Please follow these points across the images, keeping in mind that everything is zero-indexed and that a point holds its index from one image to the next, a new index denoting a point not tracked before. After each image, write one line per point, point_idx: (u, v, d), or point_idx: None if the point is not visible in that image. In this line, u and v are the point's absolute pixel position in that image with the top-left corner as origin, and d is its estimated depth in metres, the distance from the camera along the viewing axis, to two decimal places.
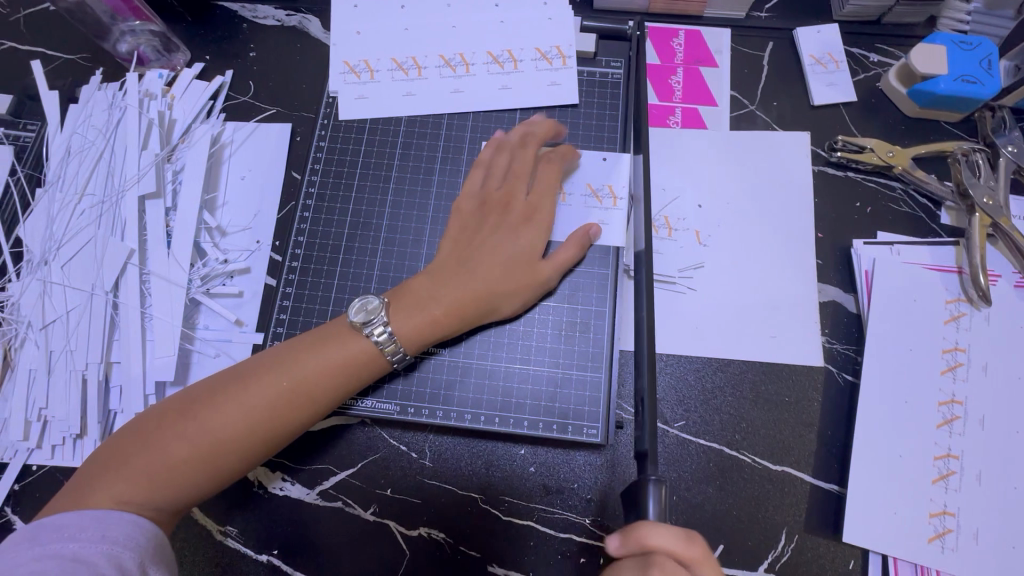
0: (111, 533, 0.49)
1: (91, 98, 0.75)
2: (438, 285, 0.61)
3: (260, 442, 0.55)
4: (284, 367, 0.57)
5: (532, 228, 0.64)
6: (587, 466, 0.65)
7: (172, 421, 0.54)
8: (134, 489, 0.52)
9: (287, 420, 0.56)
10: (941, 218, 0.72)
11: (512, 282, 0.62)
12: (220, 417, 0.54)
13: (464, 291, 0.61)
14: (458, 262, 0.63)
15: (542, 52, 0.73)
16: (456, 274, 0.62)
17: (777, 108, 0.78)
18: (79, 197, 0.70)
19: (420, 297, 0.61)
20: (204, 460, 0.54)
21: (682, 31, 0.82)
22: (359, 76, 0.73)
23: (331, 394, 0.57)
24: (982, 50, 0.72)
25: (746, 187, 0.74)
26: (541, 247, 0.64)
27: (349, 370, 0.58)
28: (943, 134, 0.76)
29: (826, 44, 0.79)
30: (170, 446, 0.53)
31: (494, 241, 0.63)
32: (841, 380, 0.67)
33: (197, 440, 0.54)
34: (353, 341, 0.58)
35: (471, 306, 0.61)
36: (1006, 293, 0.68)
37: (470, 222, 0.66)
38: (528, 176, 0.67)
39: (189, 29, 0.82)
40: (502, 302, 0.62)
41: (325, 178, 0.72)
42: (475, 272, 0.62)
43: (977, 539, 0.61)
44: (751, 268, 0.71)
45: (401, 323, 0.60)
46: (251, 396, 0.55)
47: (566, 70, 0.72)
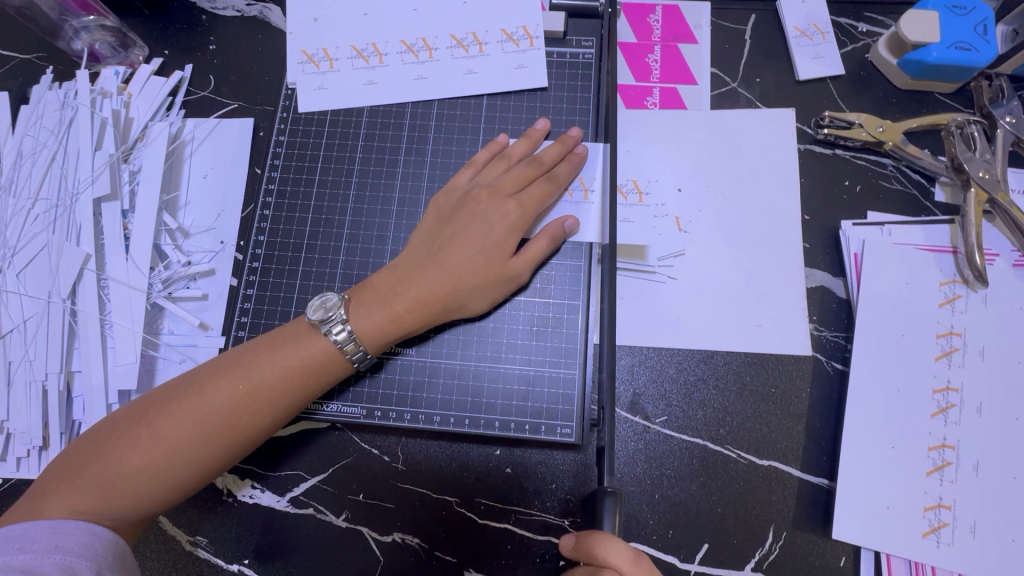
0: (64, 543, 0.47)
1: (43, 98, 0.72)
2: (401, 280, 0.59)
3: (222, 449, 0.53)
4: (243, 370, 0.54)
5: (501, 217, 0.60)
6: (564, 465, 0.63)
7: (126, 430, 0.52)
8: (88, 500, 0.50)
9: (248, 425, 0.54)
10: (935, 195, 0.69)
11: (480, 277, 0.59)
12: (177, 423, 0.52)
13: (428, 287, 0.58)
14: (423, 256, 0.60)
15: (508, 33, 0.69)
16: (420, 268, 0.59)
17: (761, 85, 0.74)
18: (32, 202, 0.68)
19: (382, 293, 0.58)
20: (162, 470, 0.51)
21: (659, 6, 0.77)
22: (317, 65, 0.70)
23: (293, 396, 0.55)
24: (976, 15, 0.67)
25: (729, 169, 0.71)
26: (512, 238, 0.60)
27: (312, 371, 0.56)
28: (936, 107, 0.72)
29: (811, 15, 0.75)
30: (124, 456, 0.51)
31: (461, 233, 0.60)
32: (830, 369, 0.64)
33: (152, 448, 0.51)
34: (314, 341, 0.56)
35: (436, 301, 0.58)
36: (1004, 272, 0.64)
37: (435, 217, 0.62)
38: (495, 168, 0.64)
39: (145, 23, 0.79)
40: (470, 298, 0.59)
41: (285, 174, 0.69)
42: (440, 266, 0.59)
43: (974, 532, 0.58)
44: (734, 254, 0.68)
45: (361, 321, 0.57)
46: (209, 401, 0.53)
47: (534, 51, 0.69)
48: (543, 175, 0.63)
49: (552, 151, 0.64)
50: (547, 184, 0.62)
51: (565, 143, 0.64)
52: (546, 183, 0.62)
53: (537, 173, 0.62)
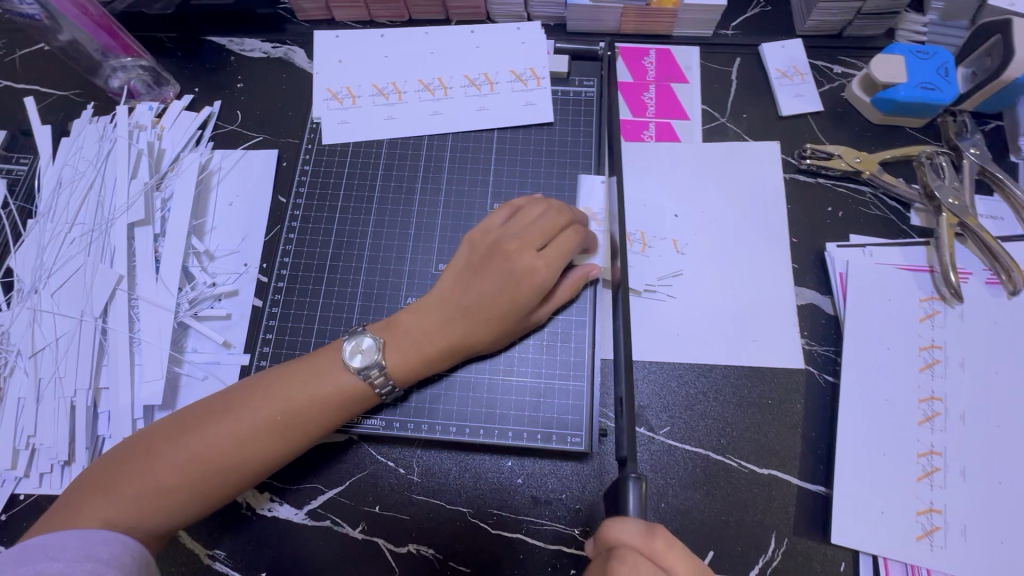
0: (94, 552, 0.49)
1: (83, 131, 0.77)
2: (430, 323, 0.62)
3: (252, 468, 0.56)
4: (277, 394, 0.57)
5: (530, 275, 0.60)
6: (574, 476, 0.65)
7: (161, 448, 0.55)
8: (123, 511, 0.52)
9: (282, 447, 0.57)
10: (911, 220, 0.74)
11: (507, 326, 0.62)
12: (214, 443, 0.55)
13: (457, 332, 0.61)
14: (454, 304, 0.62)
15: (517, 74, 0.76)
16: (451, 316, 0.62)
17: (747, 120, 0.80)
18: (69, 227, 0.72)
19: (413, 334, 0.62)
20: (195, 485, 0.54)
21: (653, 50, 0.85)
22: (341, 101, 0.76)
23: (325, 423, 0.58)
24: (937, 58, 0.75)
25: (721, 196, 0.76)
26: (542, 288, 0.60)
27: (344, 400, 0.59)
28: (908, 139, 0.78)
29: (791, 58, 0.82)
30: (159, 471, 0.54)
31: (492, 286, 0.61)
32: (822, 381, 0.68)
33: (187, 465, 0.54)
34: (347, 373, 0.59)
35: (464, 345, 0.62)
36: (979, 289, 0.69)
37: (466, 262, 0.63)
38: (527, 215, 0.63)
39: (178, 63, 0.85)
40: (494, 343, 0.63)
41: (309, 201, 0.74)
42: (470, 317, 0.61)
43: (965, 535, 0.61)
44: (728, 274, 0.73)
45: (393, 359, 0.60)
46: (244, 421, 0.56)
47: (541, 90, 0.75)
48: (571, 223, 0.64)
49: (579, 214, 0.66)
50: (579, 234, 0.62)
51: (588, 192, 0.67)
52: (577, 231, 0.62)
53: (566, 222, 0.63)
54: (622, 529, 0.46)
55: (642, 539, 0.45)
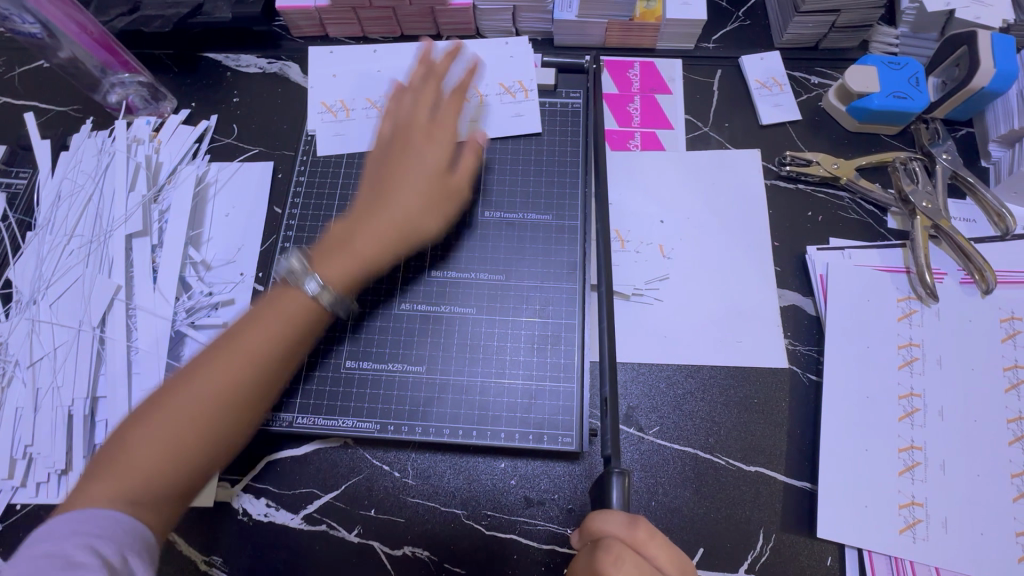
0: (82, 528, 0.44)
1: (82, 145, 0.79)
2: (353, 234, 0.62)
3: (222, 418, 0.51)
4: (223, 340, 0.54)
5: (434, 152, 0.66)
6: (566, 477, 0.67)
7: (143, 430, 0.49)
8: (105, 489, 0.47)
9: (241, 389, 0.52)
10: (887, 223, 0.77)
11: (425, 198, 0.65)
12: (179, 397, 0.51)
13: (382, 222, 0.62)
14: (372, 193, 0.64)
15: (506, 87, 0.78)
16: (370, 203, 0.64)
17: (729, 129, 0.83)
18: (68, 238, 0.74)
19: (338, 245, 0.61)
20: (193, 444, 0.50)
21: (637, 62, 0.88)
22: (335, 114, 0.78)
23: (280, 339, 0.55)
24: (909, 68, 0.78)
25: (704, 202, 0.79)
26: (444, 161, 0.67)
27: (292, 319, 0.56)
28: (883, 146, 0.81)
29: (770, 70, 0.85)
30: (149, 455, 0.49)
31: (402, 173, 0.65)
32: (806, 380, 0.70)
33: (180, 440, 0.50)
34: (289, 297, 0.56)
35: (394, 227, 0.62)
36: (953, 289, 0.71)
37: (379, 157, 0.67)
38: (405, 98, 0.69)
39: (175, 78, 0.87)
40: (421, 223, 0.64)
41: (305, 211, 0.76)
42: (388, 204, 0.63)
43: (945, 527, 0.62)
44: (713, 277, 0.75)
45: (327, 269, 0.59)
46: (201, 368, 0.52)
47: (528, 102, 0.78)
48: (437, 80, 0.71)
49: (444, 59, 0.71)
50: (455, 104, 0.70)
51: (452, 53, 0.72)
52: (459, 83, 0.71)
53: (432, 80, 0.70)
54: (609, 520, 0.48)
55: (627, 530, 0.47)
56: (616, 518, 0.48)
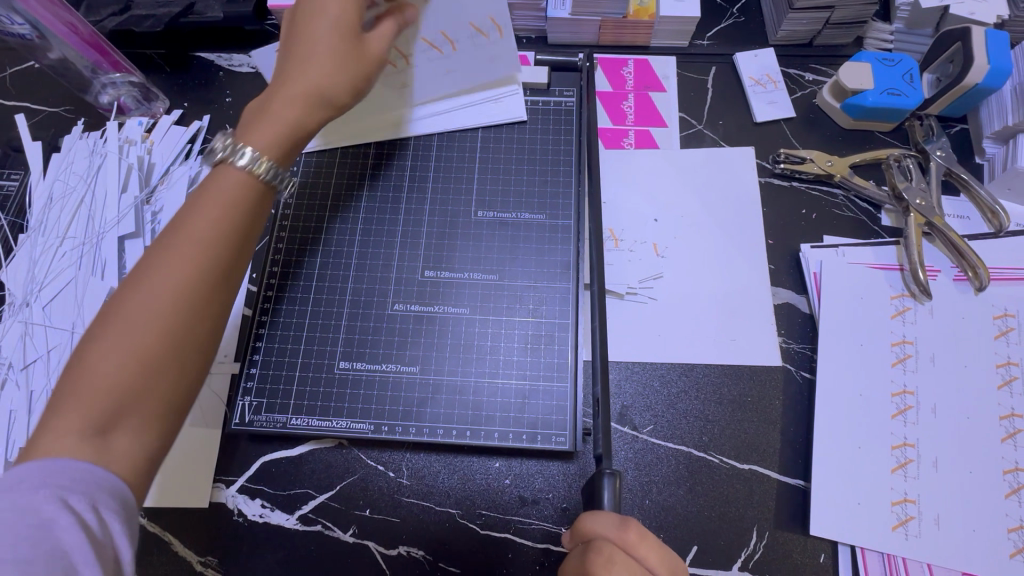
0: (53, 478, 0.41)
1: (73, 146, 0.79)
2: (265, 112, 0.55)
3: (166, 287, 0.46)
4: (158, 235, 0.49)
5: (340, 18, 0.57)
6: (559, 476, 0.67)
7: (80, 361, 0.44)
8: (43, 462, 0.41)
9: (183, 265, 0.47)
10: (881, 220, 0.77)
11: (332, 54, 0.56)
12: (102, 353, 0.44)
13: (293, 84, 0.56)
14: (284, 58, 0.57)
15: (478, 27, 0.65)
16: (286, 67, 0.57)
17: (723, 127, 0.83)
18: (60, 240, 0.73)
19: (249, 128, 0.54)
20: (138, 344, 0.45)
21: (631, 60, 0.88)
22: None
23: (227, 206, 0.51)
24: (902, 66, 0.78)
25: (698, 201, 0.79)
26: (351, 13, 0.57)
27: (236, 200, 0.51)
28: (877, 143, 0.81)
29: (764, 67, 0.85)
30: (86, 384, 0.43)
31: (307, 31, 0.57)
32: (799, 378, 0.70)
33: (115, 369, 0.44)
34: (228, 172, 0.52)
35: (304, 89, 0.56)
36: (947, 286, 0.71)
37: (278, 59, 0.58)
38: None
39: (167, 79, 0.87)
40: (332, 82, 0.57)
41: (297, 211, 0.75)
42: (303, 62, 0.56)
43: (938, 524, 0.63)
44: (706, 276, 0.75)
45: (255, 144, 0.54)
46: (121, 322, 0.45)
47: (504, 40, 0.68)
48: None
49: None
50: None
51: None
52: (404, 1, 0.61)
53: None
54: (598, 521, 0.49)
55: (616, 531, 0.48)
56: (605, 520, 0.49)
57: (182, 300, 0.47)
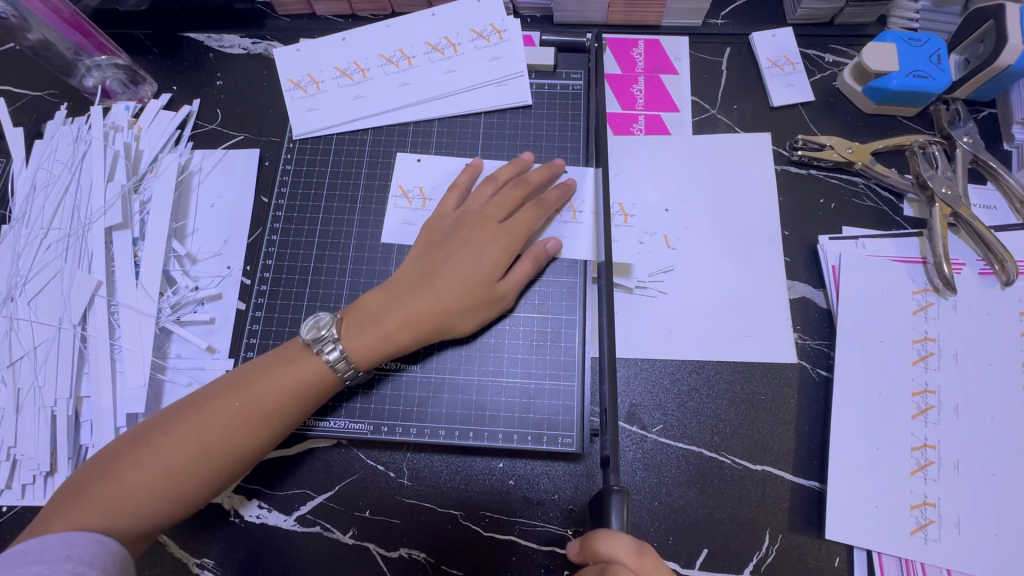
0: (74, 552, 0.47)
1: (57, 132, 0.75)
2: (393, 299, 0.61)
3: (237, 413, 0.55)
4: (239, 389, 0.56)
5: (491, 243, 0.63)
6: (565, 477, 0.64)
7: (156, 436, 0.54)
8: (96, 516, 0.50)
9: (249, 419, 0.55)
10: (903, 210, 0.73)
11: (466, 298, 0.61)
12: (179, 441, 0.53)
13: (418, 307, 0.60)
14: (415, 276, 0.62)
15: (478, 32, 0.75)
16: (415, 287, 0.61)
17: (738, 111, 0.79)
18: (45, 232, 0.71)
19: (373, 312, 0.60)
20: (178, 453, 0.53)
21: (642, 40, 0.83)
22: (411, 201, 0.70)
23: (288, 409, 0.56)
24: (930, 46, 0.73)
25: (711, 190, 0.75)
26: (496, 262, 0.62)
27: (302, 392, 0.57)
28: (900, 129, 0.77)
29: (782, 47, 0.81)
30: (128, 473, 0.52)
31: (454, 256, 0.62)
32: (815, 376, 0.68)
33: (158, 467, 0.52)
34: (306, 362, 0.58)
35: (424, 322, 0.60)
36: (972, 280, 0.68)
37: (423, 250, 0.64)
38: (485, 191, 0.67)
39: (155, 61, 0.83)
40: (458, 321, 0.61)
41: (292, 201, 0.72)
42: (432, 286, 0.61)
43: (958, 528, 0.60)
44: (719, 268, 0.72)
45: (352, 340, 0.59)
46: (204, 422, 0.54)
47: (504, 44, 0.74)
48: (531, 197, 0.66)
49: (539, 172, 0.67)
50: (537, 207, 0.65)
51: (550, 169, 0.68)
52: (536, 206, 0.65)
53: (525, 194, 0.66)
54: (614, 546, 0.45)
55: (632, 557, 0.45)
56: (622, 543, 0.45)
57: (227, 435, 0.54)
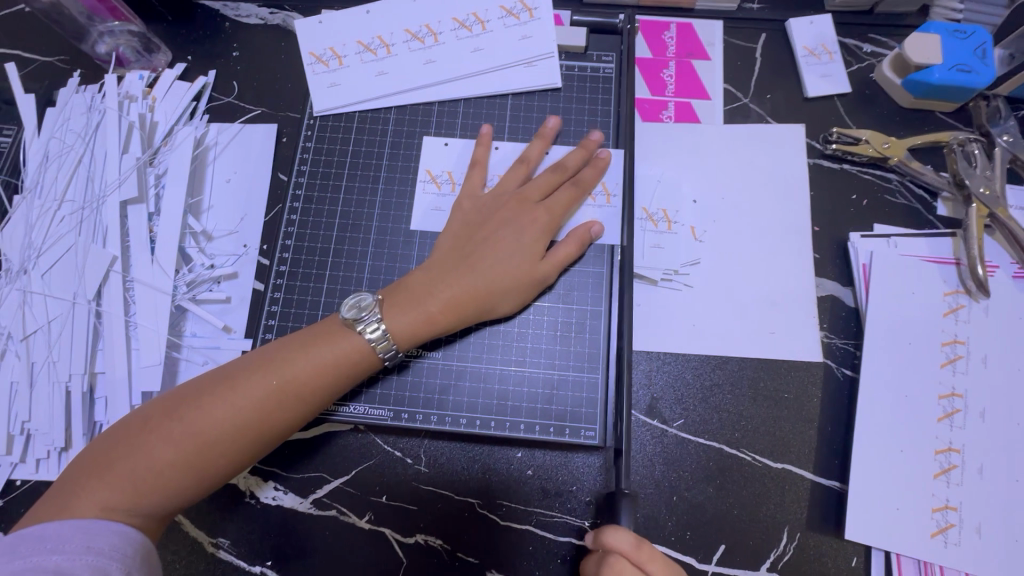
0: (95, 544, 0.46)
1: (69, 101, 0.73)
2: (435, 280, 0.60)
3: (269, 390, 0.53)
4: (273, 367, 0.54)
5: (531, 223, 0.62)
6: (585, 468, 0.64)
7: (185, 411, 0.52)
8: (124, 494, 0.49)
9: (282, 400, 0.53)
10: (938, 209, 0.72)
11: (509, 278, 0.60)
12: (209, 419, 0.52)
13: (461, 288, 0.59)
14: (455, 258, 0.61)
15: (508, 9, 0.72)
16: (455, 269, 0.60)
17: (771, 101, 0.77)
18: (58, 204, 0.69)
19: (416, 293, 0.59)
20: (207, 429, 0.51)
21: (674, 24, 0.80)
22: (440, 186, 0.68)
23: (323, 391, 0.55)
24: (976, 39, 0.70)
25: (741, 182, 0.73)
26: (534, 240, 0.61)
27: (338, 373, 0.55)
28: (938, 124, 0.75)
29: (819, 35, 0.78)
30: (157, 448, 0.51)
31: (492, 239, 0.61)
32: (840, 375, 0.67)
33: (186, 442, 0.51)
34: (343, 341, 0.56)
35: (467, 302, 0.59)
36: (1005, 283, 0.67)
37: (461, 230, 0.63)
38: (521, 174, 0.65)
39: (169, 28, 0.80)
40: (500, 300, 0.60)
41: (312, 180, 0.70)
42: (473, 268, 0.60)
43: (979, 532, 0.60)
44: (747, 263, 0.70)
45: (395, 320, 0.57)
46: (236, 401, 0.52)
47: (534, 22, 0.72)
48: (567, 181, 0.65)
49: (575, 156, 0.65)
50: (574, 189, 0.63)
51: (587, 148, 0.66)
52: (571, 189, 0.64)
53: (562, 179, 0.64)
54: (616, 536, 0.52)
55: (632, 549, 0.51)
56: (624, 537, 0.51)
57: (260, 414, 0.53)
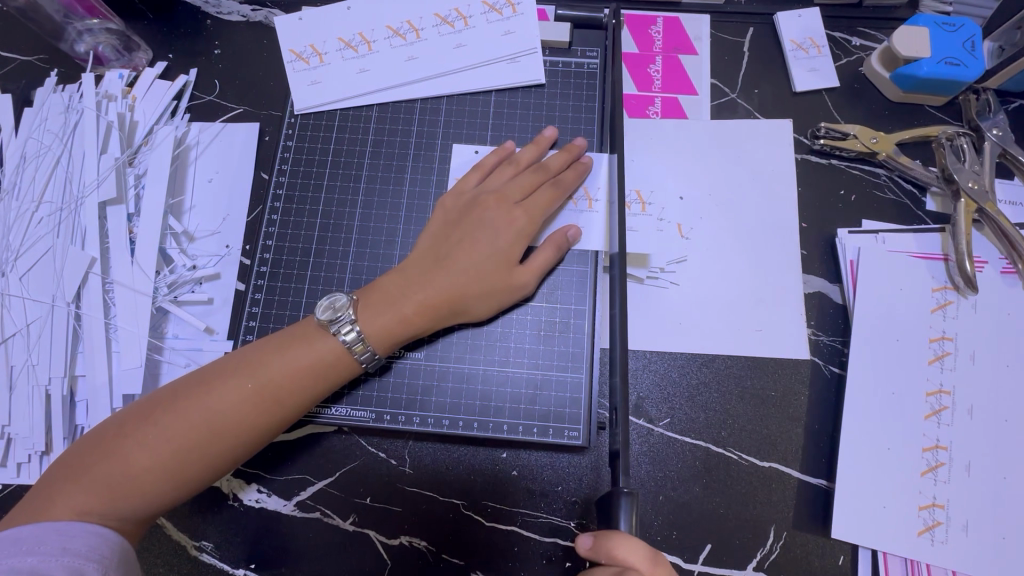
0: (71, 545, 0.46)
1: (47, 101, 0.72)
2: (410, 281, 0.59)
3: (245, 392, 0.53)
4: (250, 369, 0.54)
5: (508, 225, 0.60)
6: (570, 468, 0.63)
7: (161, 414, 0.51)
8: (98, 498, 0.49)
9: (259, 402, 0.53)
10: (926, 204, 0.71)
11: (484, 279, 0.59)
12: (185, 422, 0.51)
13: (436, 289, 0.58)
14: (431, 259, 0.60)
15: (490, 4, 0.71)
16: (430, 270, 0.59)
17: (759, 95, 0.76)
18: (37, 205, 0.68)
19: (391, 294, 0.58)
20: (183, 433, 0.51)
21: (660, 18, 0.79)
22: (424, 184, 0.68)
23: (301, 394, 0.54)
24: (964, 31, 0.70)
25: (728, 178, 0.72)
26: (515, 244, 0.60)
27: (316, 375, 0.55)
28: (927, 118, 0.74)
29: (807, 29, 0.77)
30: (132, 452, 0.50)
31: (469, 240, 0.60)
32: (828, 373, 0.66)
33: (162, 446, 0.50)
34: (321, 343, 0.55)
35: (442, 303, 0.58)
36: (994, 279, 0.66)
37: (439, 231, 0.62)
38: (502, 174, 0.64)
39: (149, 26, 0.79)
40: (476, 302, 0.60)
41: (293, 179, 0.69)
42: (448, 270, 0.59)
43: (966, 530, 0.60)
44: (734, 260, 0.69)
45: (370, 321, 0.57)
46: (211, 404, 0.52)
47: (517, 17, 0.70)
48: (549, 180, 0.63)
49: (558, 158, 0.64)
50: (554, 189, 0.62)
51: (570, 150, 0.65)
52: (552, 189, 0.62)
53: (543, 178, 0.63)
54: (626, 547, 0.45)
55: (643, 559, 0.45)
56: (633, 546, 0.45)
57: (236, 417, 0.52)
